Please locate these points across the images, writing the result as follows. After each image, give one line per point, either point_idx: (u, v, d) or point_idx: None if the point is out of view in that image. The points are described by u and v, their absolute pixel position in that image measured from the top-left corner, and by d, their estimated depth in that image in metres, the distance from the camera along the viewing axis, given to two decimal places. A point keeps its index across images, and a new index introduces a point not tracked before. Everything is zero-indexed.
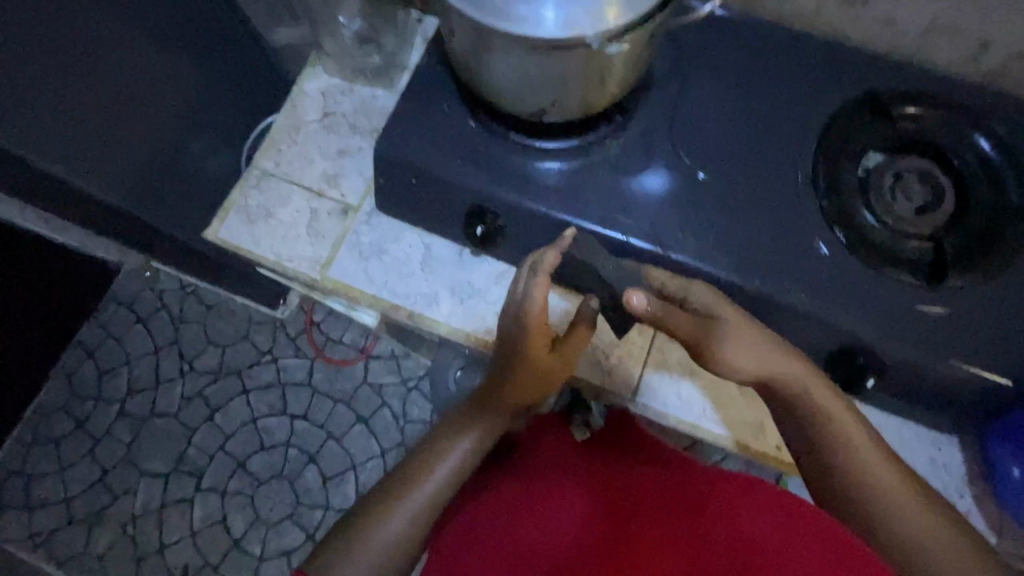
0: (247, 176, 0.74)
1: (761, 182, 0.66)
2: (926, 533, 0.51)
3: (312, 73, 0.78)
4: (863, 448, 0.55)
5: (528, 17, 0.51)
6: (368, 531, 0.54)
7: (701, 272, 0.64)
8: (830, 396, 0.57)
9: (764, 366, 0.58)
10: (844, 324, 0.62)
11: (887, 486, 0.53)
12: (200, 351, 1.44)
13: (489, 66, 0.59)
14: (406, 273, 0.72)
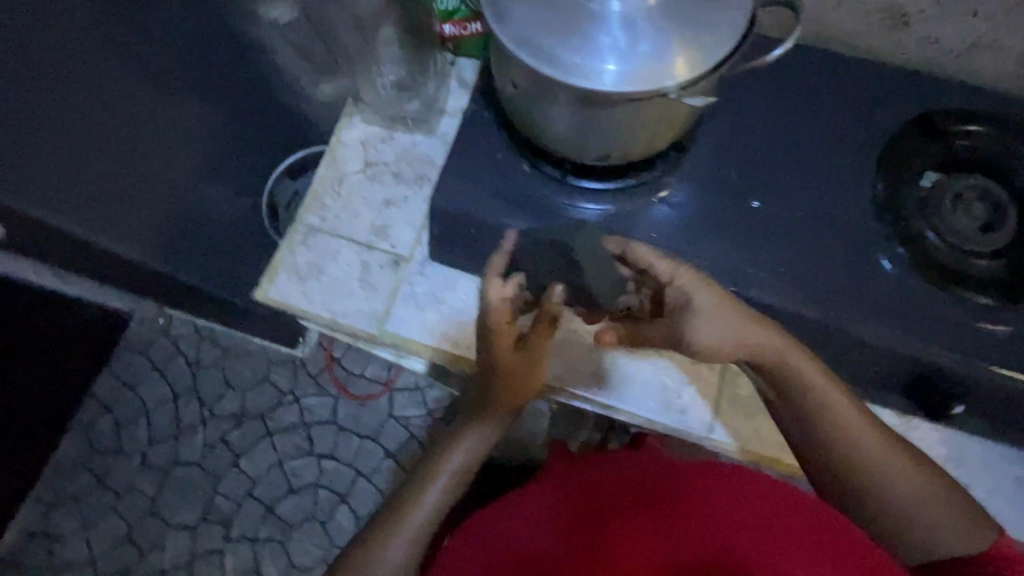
0: (294, 232, 0.73)
1: (817, 209, 0.66)
2: (900, 488, 0.55)
3: (350, 123, 0.77)
4: (842, 412, 0.56)
5: (602, 71, 0.50)
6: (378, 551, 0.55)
7: (767, 303, 0.64)
8: (811, 366, 0.57)
9: (743, 345, 0.56)
10: (910, 342, 0.62)
11: (867, 448, 0.56)
12: (219, 396, 1.39)
13: (550, 112, 0.58)
14: (467, 322, 0.71)
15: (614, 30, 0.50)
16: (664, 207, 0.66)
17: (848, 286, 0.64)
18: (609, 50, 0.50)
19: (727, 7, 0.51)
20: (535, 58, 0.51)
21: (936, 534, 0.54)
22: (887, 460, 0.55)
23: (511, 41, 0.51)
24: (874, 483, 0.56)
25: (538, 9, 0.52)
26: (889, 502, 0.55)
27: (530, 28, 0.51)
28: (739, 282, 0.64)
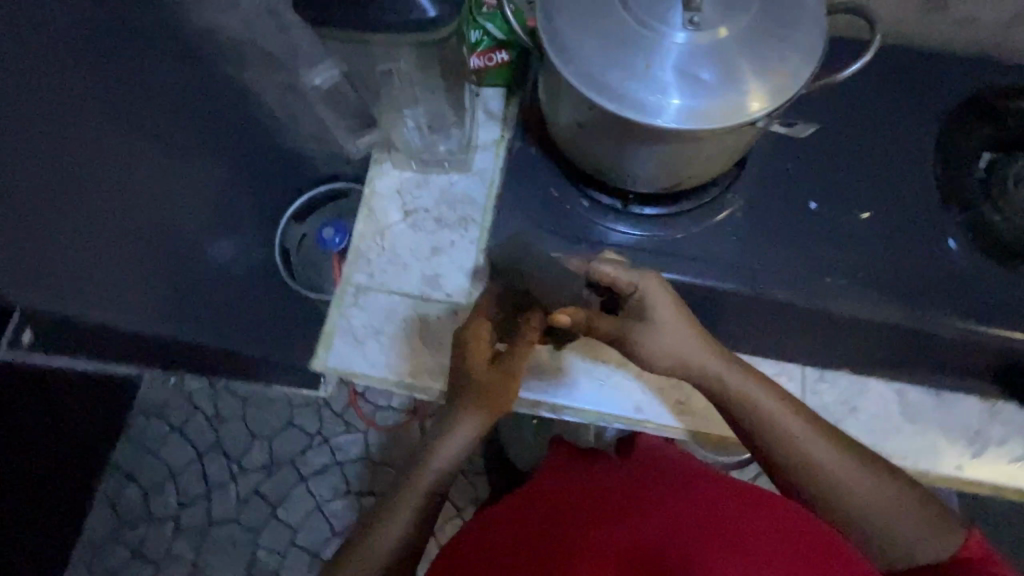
0: (343, 294, 0.71)
1: (875, 202, 0.65)
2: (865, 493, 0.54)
3: (381, 171, 0.74)
4: (794, 429, 0.55)
5: (687, 109, 0.45)
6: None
7: (842, 304, 0.62)
8: (761, 383, 0.57)
9: (685, 365, 0.56)
10: (983, 324, 0.61)
11: (824, 462, 0.54)
12: (247, 448, 1.36)
13: (608, 143, 0.55)
14: (536, 365, 0.69)
15: (693, 62, 0.46)
16: (720, 221, 0.64)
17: (917, 276, 0.63)
18: (691, 84, 0.45)
19: (808, 18, 0.47)
20: (611, 102, 0.46)
21: (902, 531, 0.53)
22: (848, 469, 0.54)
23: (582, 86, 0.47)
24: (835, 491, 0.54)
25: (608, 46, 0.47)
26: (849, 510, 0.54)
27: (601, 69, 0.47)
28: (805, 287, 0.62)
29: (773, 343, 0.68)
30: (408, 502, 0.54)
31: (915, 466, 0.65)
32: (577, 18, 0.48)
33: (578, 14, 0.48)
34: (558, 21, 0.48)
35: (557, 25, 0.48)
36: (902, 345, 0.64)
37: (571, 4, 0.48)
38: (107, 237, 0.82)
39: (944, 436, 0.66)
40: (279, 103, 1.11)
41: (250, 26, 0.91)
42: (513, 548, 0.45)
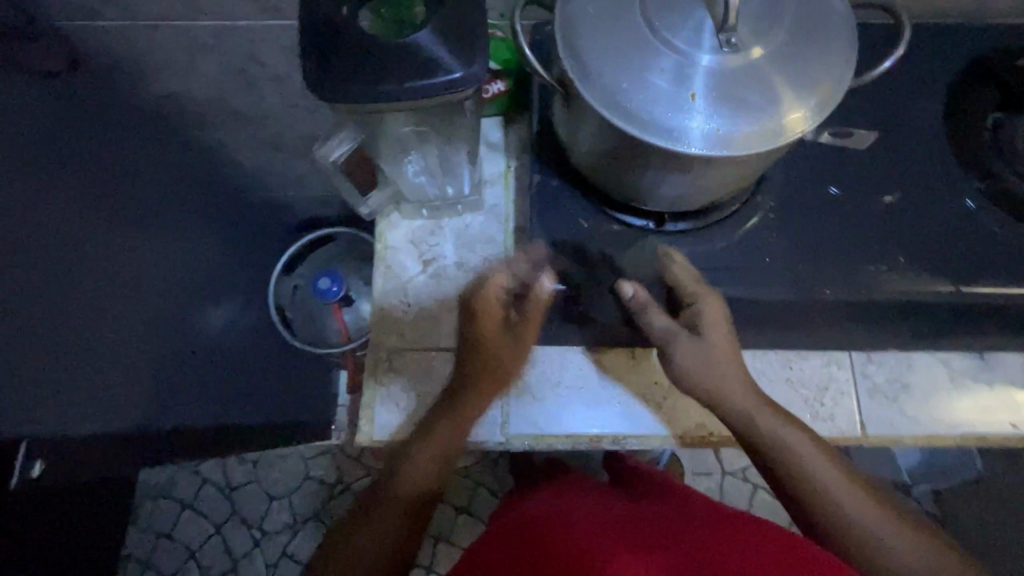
0: (375, 360, 0.68)
1: (895, 176, 0.64)
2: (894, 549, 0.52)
3: (391, 223, 0.71)
4: (817, 470, 0.55)
5: (743, 134, 0.44)
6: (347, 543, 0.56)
7: (884, 284, 0.61)
8: (790, 423, 0.57)
9: (716, 395, 0.57)
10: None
11: (847, 507, 0.53)
12: (267, 511, 1.31)
13: (639, 172, 0.52)
14: (590, 398, 0.68)
15: (739, 85, 0.44)
16: (751, 223, 0.63)
17: (951, 244, 0.62)
18: (742, 108, 0.44)
19: (836, 25, 0.46)
20: (663, 140, 0.44)
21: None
22: (877, 523, 0.53)
23: (629, 128, 0.45)
24: (867, 543, 0.52)
25: (647, 82, 0.45)
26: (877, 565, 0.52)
27: (646, 107, 0.45)
28: (843, 274, 0.61)
29: (816, 334, 0.67)
30: (400, 496, 0.58)
31: (974, 428, 0.66)
32: (609, 55, 0.45)
33: (609, 52, 0.45)
34: (588, 61, 0.46)
35: (589, 66, 0.46)
36: (943, 316, 0.64)
37: (599, 42, 0.46)
38: (86, 330, 0.76)
39: (993, 395, 0.67)
40: (249, 156, 1.06)
41: (210, 83, 0.85)
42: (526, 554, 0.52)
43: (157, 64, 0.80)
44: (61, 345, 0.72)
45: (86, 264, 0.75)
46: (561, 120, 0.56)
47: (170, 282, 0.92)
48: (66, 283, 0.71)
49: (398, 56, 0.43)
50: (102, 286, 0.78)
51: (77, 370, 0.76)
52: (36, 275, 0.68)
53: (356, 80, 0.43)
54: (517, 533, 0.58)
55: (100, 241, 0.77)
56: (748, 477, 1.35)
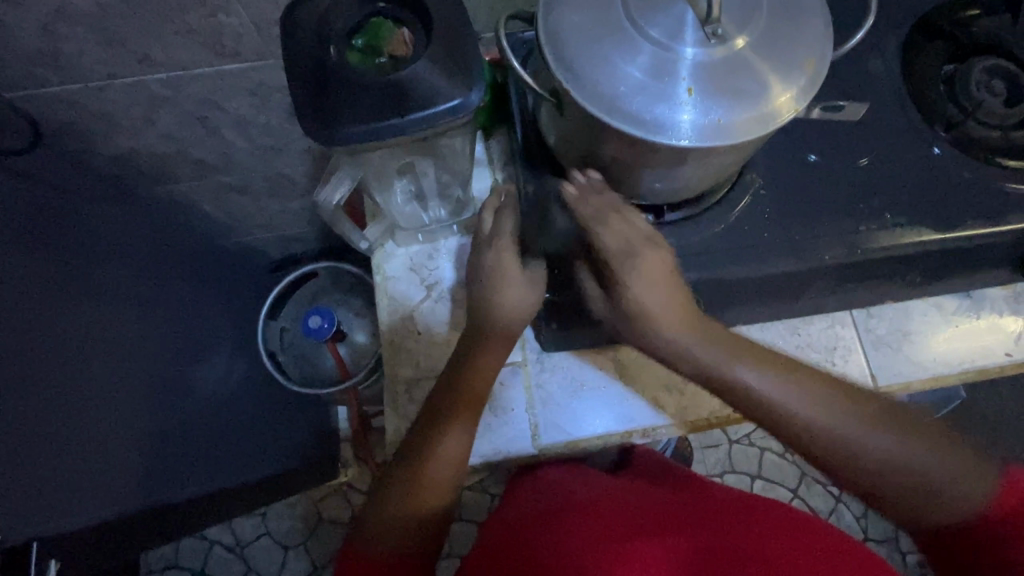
0: (394, 391, 0.66)
1: (869, 138, 0.67)
2: (883, 445, 0.52)
3: (387, 254, 0.70)
4: (793, 400, 0.54)
5: (744, 120, 0.45)
6: (366, 545, 0.56)
7: (881, 236, 0.62)
8: (751, 356, 0.56)
9: (671, 346, 0.56)
10: (1010, 220, 0.62)
11: (832, 426, 0.53)
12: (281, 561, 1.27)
13: (636, 169, 0.53)
14: (614, 396, 0.68)
15: (732, 73, 0.45)
16: (743, 202, 0.64)
17: (935, 192, 0.64)
18: (738, 95, 0.45)
19: (808, 5, 0.48)
20: (668, 137, 0.45)
21: (919, 463, 0.52)
22: (858, 427, 0.53)
23: (633, 130, 0.45)
24: (860, 457, 0.52)
25: (643, 83, 0.45)
26: (877, 470, 0.52)
27: (646, 108, 0.45)
28: (842, 236, 0.62)
29: (817, 298, 0.68)
30: (413, 508, 0.56)
31: (974, 362, 0.69)
32: (602, 61, 0.46)
33: (602, 58, 0.46)
34: (581, 70, 0.46)
35: (583, 75, 0.46)
36: (935, 266, 0.66)
37: (590, 50, 0.46)
38: (75, 413, 0.72)
39: (985, 327, 0.70)
40: (216, 203, 1.02)
41: (166, 135, 0.82)
42: (534, 553, 0.50)
43: (109, 123, 0.76)
44: (52, 435, 0.68)
45: (61, 345, 0.70)
46: (552, 126, 0.57)
47: (152, 347, 0.87)
48: (42, 365, 0.67)
49: (395, 91, 0.43)
50: (82, 363, 0.73)
51: (73, 457, 0.72)
52: (12, 365, 0.63)
53: (355, 119, 0.43)
54: (526, 521, 0.56)
55: (74, 319, 0.73)
56: (754, 441, 1.38)
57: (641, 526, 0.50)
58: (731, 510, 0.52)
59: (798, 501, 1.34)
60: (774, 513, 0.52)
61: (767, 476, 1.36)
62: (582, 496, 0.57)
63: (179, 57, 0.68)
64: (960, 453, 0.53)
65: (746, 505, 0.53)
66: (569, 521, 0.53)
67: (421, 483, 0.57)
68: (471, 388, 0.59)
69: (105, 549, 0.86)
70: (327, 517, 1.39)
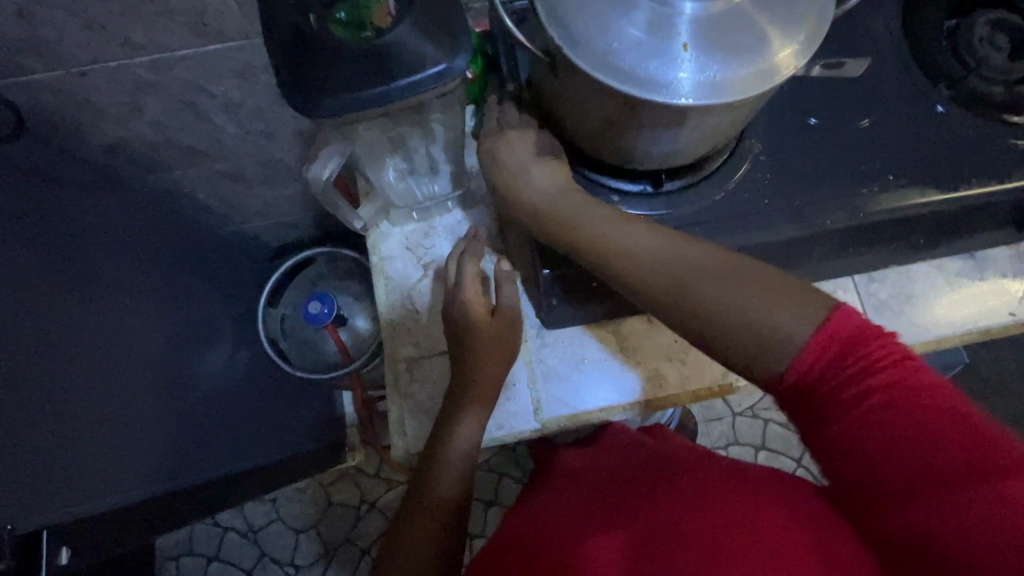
0: (396, 372, 0.66)
1: (871, 98, 0.65)
2: (706, 294, 0.49)
3: (382, 234, 0.69)
4: (631, 246, 0.53)
5: (742, 77, 0.43)
6: (398, 541, 0.58)
7: (886, 197, 0.61)
8: (604, 213, 0.56)
9: (532, 204, 0.58)
10: (1016, 175, 0.61)
11: (674, 268, 0.51)
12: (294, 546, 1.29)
13: (633, 134, 0.51)
14: (614, 368, 0.68)
15: (730, 29, 0.44)
16: (743, 167, 0.63)
17: (940, 150, 0.63)
18: (736, 51, 0.43)
19: None
20: (664, 95, 0.43)
21: (749, 308, 0.47)
22: (684, 270, 0.51)
23: (627, 88, 0.44)
24: (701, 307, 0.49)
25: (638, 39, 0.44)
26: (731, 323, 0.48)
27: (641, 65, 0.44)
28: (845, 199, 0.61)
29: (819, 264, 0.68)
30: (436, 500, 0.59)
31: (977, 322, 0.69)
32: (596, 19, 0.44)
33: (595, 15, 0.44)
34: (575, 29, 0.45)
35: (576, 34, 0.45)
36: (938, 229, 0.65)
37: (584, 8, 0.45)
38: (75, 403, 0.71)
39: (989, 288, 0.70)
40: (209, 192, 1.01)
41: (154, 123, 0.80)
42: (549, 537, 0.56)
43: (95, 111, 0.75)
44: (53, 425, 0.68)
45: (56, 336, 0.70)
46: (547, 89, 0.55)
47: (151, 336, 0.87)
48: (38, 357, 0.67)
49: (381, 60, 0.42)
50: (79, 354, 0.73)
51: (75, 447, 0.72)
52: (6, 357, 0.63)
53: (340, 87, 0.42)
54: (549, 510, 0.61)
55: (67, 310, 0.72)
56: (758, 413, 1.39)
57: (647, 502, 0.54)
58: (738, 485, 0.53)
59: (802, 470, 1.35)
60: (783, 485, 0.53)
61: (771, 447, 1.37)
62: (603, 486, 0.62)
63: (162, 40, 0.66)
64: (812, 301, 0.47)
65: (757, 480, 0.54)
66: (587, 513, 0.57)
67: (443, 478, 0.59)
68: (478, 381, 0.61)
69: (115, 538, 0.87)
70: (337, 501, 1.41)
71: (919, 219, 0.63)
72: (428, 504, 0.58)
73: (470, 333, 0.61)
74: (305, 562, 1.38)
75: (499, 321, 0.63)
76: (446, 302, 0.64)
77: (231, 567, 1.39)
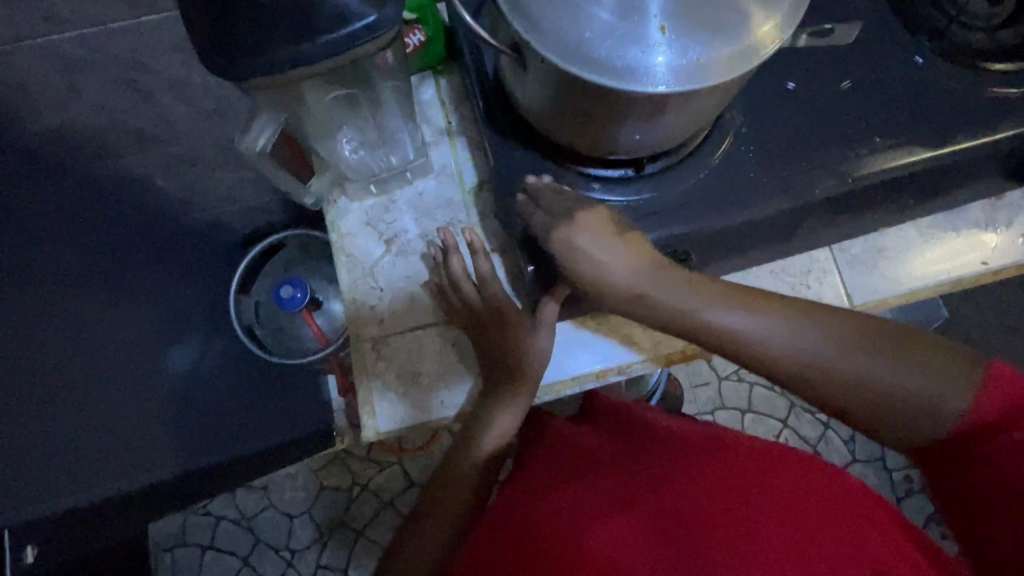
0: (361, 352, 0.64)
1: (858, 44, 0.61)
2: (880, 373, 0.49)
3: (340, 210, 0.66)
4: (790, 344, 0.50)
5: (725, 57, 0.41)
6: (419, 526, 0.63)
7: (874, 154, 0.57)
8: (731, 297, 0.52)
9: (645, 298, 0.53)
10: (1008, 120, 0.58)
11: (842, 366, 0.49)
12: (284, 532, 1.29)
13: (612, 125, 0.49)
14: (586, 337, 0.66)
15: (709, 6, 0.41)
16: (721, 125, 0.59)
17: (927, 96, 0.59)
18: (716, 29, 0.41)
19: None
20: (643, 84, 0.41)
21: (927, 392, 0.48)
22: (851, 356, 0.49)
23: (605, 80, 0.41)
24: (879, 399, 0.49)
25: (610, 25, 0.41)
26: (907, 405, 0.48)
27: (617, 53, 0.41)
28: (833, 166, 0.57)
29: (809, 234, 0.64)
30: (453, 490, 0.64)
31: (949, 275, 0.67)
32: (563, 5, 0.41)
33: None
34: (541, 17, 0.42)
35: (543, 23, 0.42)
36: (924, 187, 0.62)
37: None
38: None
39: (960, 239, 0.67)
40: (169, 179, 0.96)
41: (98, 105, 0.75)
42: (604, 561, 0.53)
43: (32, 96, 0.70)
44: None
45: None
46: (512, 66, 0.51)
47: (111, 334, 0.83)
48: None
49: (311, 16, 0.39)
50: None
51: None
52: None
53: (260, 48, 0.39)
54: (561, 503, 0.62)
55: None
56: (743, 377, 1.40)
57: (661, 496, 0.57)
58: (745, 476, 0.57)
59: (787, 431, 1.37)
60: (787, 481, 0.57)
61: (757, 410, 1.38)
62: (615, 473, 0.64)
63: (92, 12, 0.61)
64: (963, 366, 0.49)
65: (763, 473, 0.57)
66: (612, 510, 0.58)
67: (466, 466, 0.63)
68: (503, 383, 0.61)
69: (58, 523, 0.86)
70: (328, 485, 1.41)
71: (909, 181, 0.60)
72: (449, 486, 0.64)
73: (503, 328, 0.61)
74: (299, 546, 1.39)
75: (486, 307, 0.62)
76: (436, 285, 0.64)
77: (227, 555, 1.39)
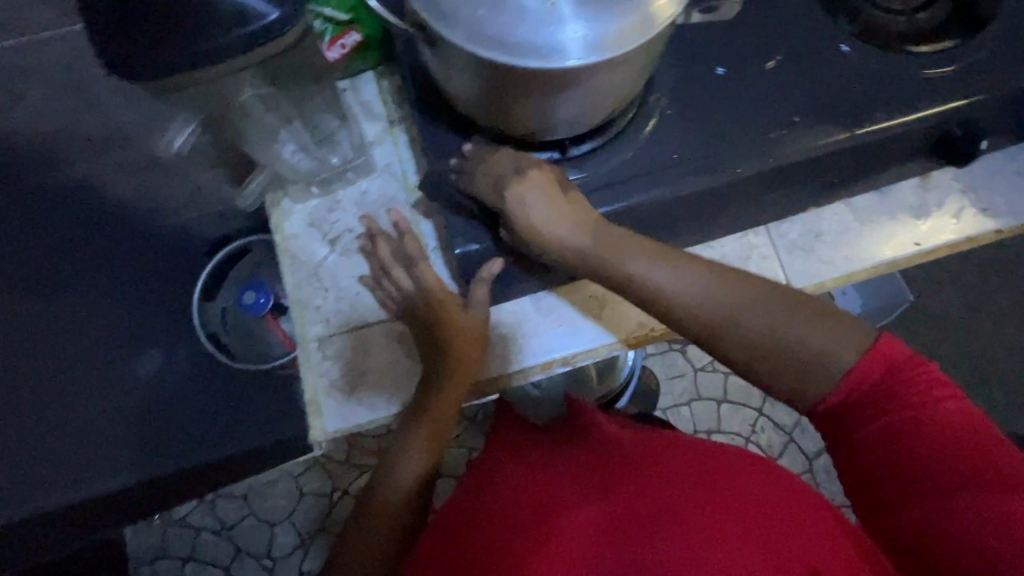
0: (305, 353, 0.64)
1: (782, 31, 0.62)
2: (791, 332, 0.47)
3: (284, 212, 0.67)
4: (691, 290, 0.51)
5: (615, 31, 0.42)
6: (369, 515, 0.63)
7: (797, 136, 0.59)
8: (644, 249, 0.53)
9: (556, 239, 0.54)
10: (925, 100, 0.59)
11: (741, 320, 0.49)
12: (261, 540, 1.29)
13: (527, 108, 0.50)
14: (532, 329, 0.66)
15: None
16: (649, 112, 0.60)
17: (848, 78, 0.61)
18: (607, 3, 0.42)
19: None
20: (536, 58, 0.42)
21: (826, 351, 0.46)
22: (755, 308, 0.49)
23: (499, 55, 0.42)
24: (781, 355, 0.48)
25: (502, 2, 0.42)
26: (803, 365, 0.47)
27: (511, 28, 0.42)
28: (758, 147, 0.58)
29: (741, 214, 0.66)
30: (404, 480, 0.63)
31: (886, 255, 0.68)
32: None
33: None
34: None
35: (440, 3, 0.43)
36: (850, 166, 0.64)
37: None
38: None
39: (893, 221, 0.69)
40: None
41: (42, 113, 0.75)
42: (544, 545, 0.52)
43: None
44: None
45: None
46: (433, 59, 0.53)
47: None
48: None
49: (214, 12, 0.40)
50: None
51: None
52: None
53: (157, 45, 0.40)
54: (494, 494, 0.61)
55: None
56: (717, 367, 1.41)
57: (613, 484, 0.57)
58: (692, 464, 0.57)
59: (762, 419, 1.39)
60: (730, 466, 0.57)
61: (731, 400, 1.40)
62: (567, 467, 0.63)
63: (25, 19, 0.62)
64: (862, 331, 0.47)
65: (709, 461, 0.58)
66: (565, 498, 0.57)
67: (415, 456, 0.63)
68: (457, 372, 0.61)
69: None
70: (309, 491, 1.41)
71: (834, 161, 0.61)
72: (399, 475, 0.63)
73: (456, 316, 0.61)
74: (281, 553, 1.38)
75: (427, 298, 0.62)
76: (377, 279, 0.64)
77: (207, 566, 1.38)
